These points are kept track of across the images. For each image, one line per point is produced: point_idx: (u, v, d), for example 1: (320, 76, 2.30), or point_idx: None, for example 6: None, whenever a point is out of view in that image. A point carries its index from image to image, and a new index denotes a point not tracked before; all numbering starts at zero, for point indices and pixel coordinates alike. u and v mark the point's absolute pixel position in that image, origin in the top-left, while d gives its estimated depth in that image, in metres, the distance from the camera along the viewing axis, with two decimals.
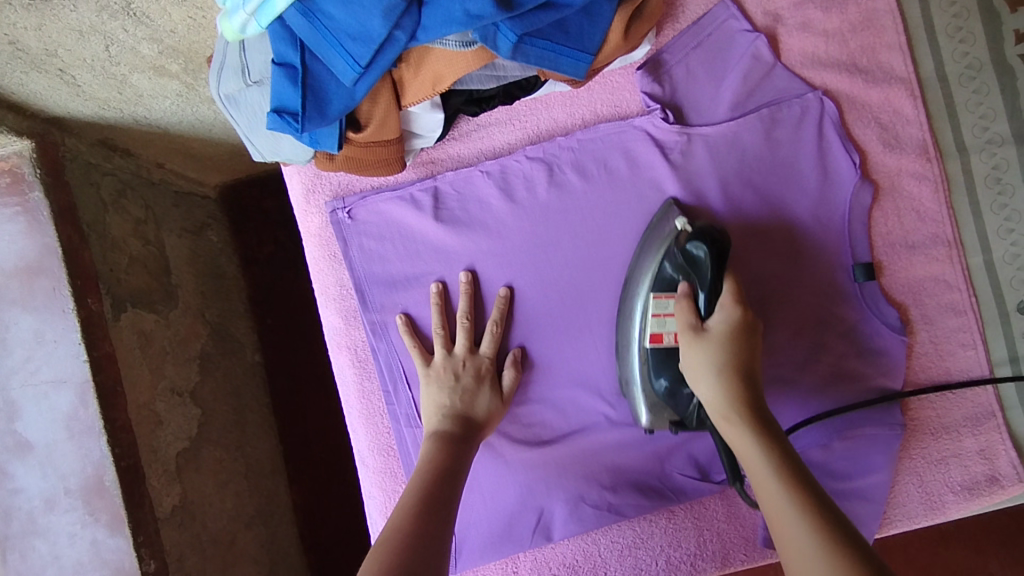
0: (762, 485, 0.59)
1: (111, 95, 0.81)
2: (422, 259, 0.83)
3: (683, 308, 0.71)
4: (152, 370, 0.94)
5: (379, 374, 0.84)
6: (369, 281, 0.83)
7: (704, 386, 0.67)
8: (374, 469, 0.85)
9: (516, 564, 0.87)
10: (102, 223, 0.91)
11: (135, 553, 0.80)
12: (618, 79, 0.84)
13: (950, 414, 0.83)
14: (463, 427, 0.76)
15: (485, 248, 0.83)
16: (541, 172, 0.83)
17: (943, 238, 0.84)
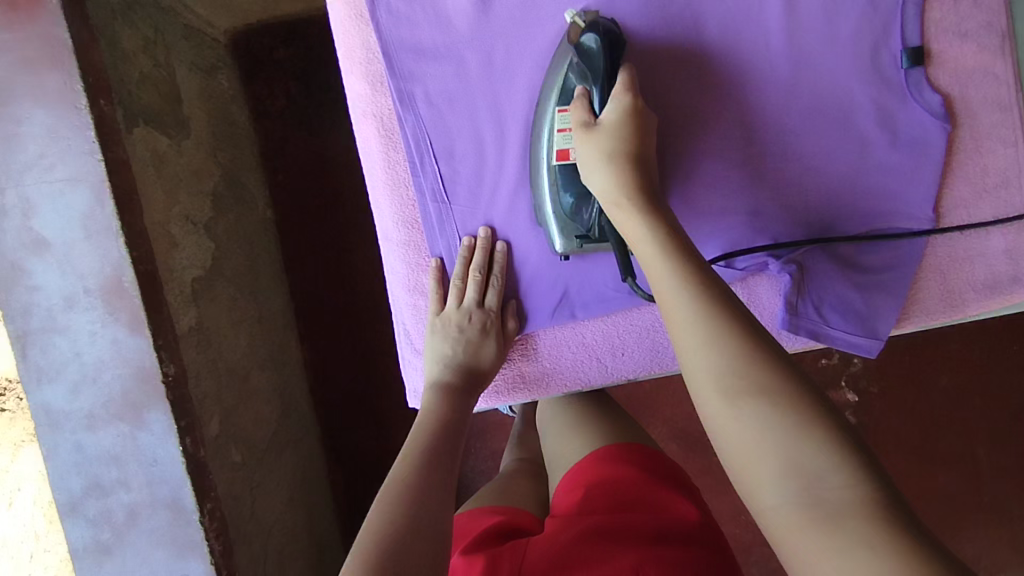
0: (656, 265, 0.61)
1: None
2: (456, 24, 0.77)
3: (577, 110, 0.69)
4: (166, 192, 0.94)
5: (406, 144, 0.79)
6: (396, 45, 0.77)
7: (598, 176, 0.67)
8: (399, 243, 0.81)
9: (535, 343, 0.82)
10: (113, 30, 0.87)
11: (156, 353, 0.82)
12: None
13: (980, 211, 0.74)
14: (466, 377, 0.78)
15: (518, 17, 0.76)
16: None
17: (997, 27, 0.73)
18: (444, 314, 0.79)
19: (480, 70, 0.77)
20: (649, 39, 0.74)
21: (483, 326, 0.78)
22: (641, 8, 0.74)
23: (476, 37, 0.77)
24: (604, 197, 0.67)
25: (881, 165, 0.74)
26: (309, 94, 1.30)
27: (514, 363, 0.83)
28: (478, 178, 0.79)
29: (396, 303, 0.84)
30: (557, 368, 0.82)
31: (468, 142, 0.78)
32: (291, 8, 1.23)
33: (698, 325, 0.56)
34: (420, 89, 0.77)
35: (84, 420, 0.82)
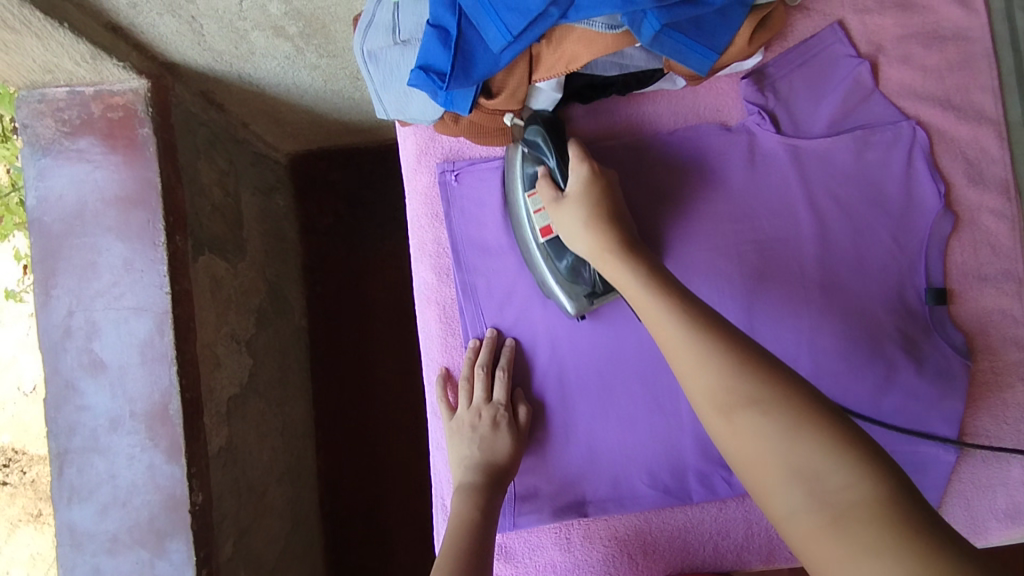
0: (639, 296, 0.64)
1: (227, 49, 0.86)
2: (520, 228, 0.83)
3: (546, 190, 0.73)
4: (218, 314, 0.98)
5: (465, 332, 0.83)
6: (465, 244, 0.83)
7: (582, 239, 0.70)
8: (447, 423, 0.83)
9: (570, 531, 0.83)
10: (195, 169, 0.96)
11: (187, 482, 0.83)
12: (723, 86, 0.80)
13: (1002, 442, 0.77)
14: (491, 479, 0.75)
15: None
16: (642, 163, 0.79)
17: (1015, 274, 0.78)
18: (457, 416, 0.79)
19: None
20: (701, 258, 0.77)
21: (495, 422, 0.78)
22: (694, 231, 0.77)
23: None
24: (591, 255, 0.69)
25: (906, 389, 0.75)
26: (357, 215, 1.39)
27: (548, 550, 0.83)
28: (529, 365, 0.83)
29: (434, 472, 0.83)
30: (592, 561, 0.82)
31: (523, 337, 0.83)
32: (351, 140, 1.34)
33: (687, 335, 0.58)
34: (483, 285, 0.83)
35: (106, 543, 0.82)
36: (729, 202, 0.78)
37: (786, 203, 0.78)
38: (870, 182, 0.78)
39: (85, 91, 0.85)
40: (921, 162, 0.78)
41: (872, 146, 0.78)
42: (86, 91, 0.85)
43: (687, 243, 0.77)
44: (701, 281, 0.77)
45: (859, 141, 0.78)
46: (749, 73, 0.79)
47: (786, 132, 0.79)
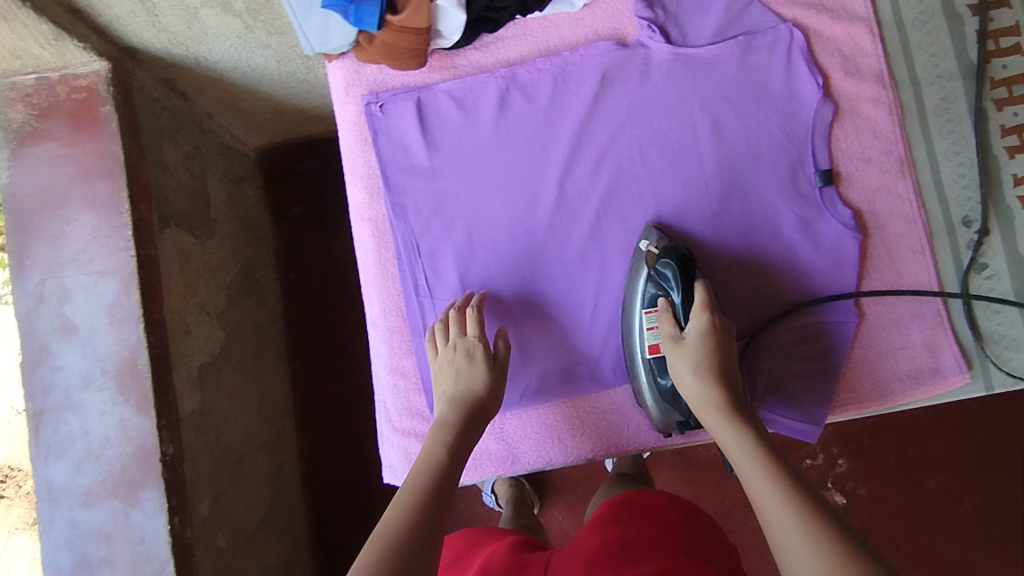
0: (736, 450, 0.64)
1: (182, 29, 0.93)
2: (441, 149, 0.85)
3: (666, 320, 0.76)
4: (187, 284, 1.04)
5: (397, 248, 0.85)
6: (393, 166, 0.85)
7: (690, 380, 0.71)
8: (383, 329, 0.86)
9: (503, 423, 0.85)
10: (159, 147, 1.02)
11: (157, 433, 0.87)
12: (617, 5, 0.85)
13: (898, 308, 0.81)
14: (467, 407, 0.75)
15: (497, 151, 0.84)
16: (548, 82, 0.85)
17: (896, 154, 0.82)
18: (439, 357, 0.79)
19: (462, 192, 0.84)
20: (604, 165, 0.83)
21: (471, 354, 0.77)
22: (596, 138, 0.84)
23: (457, 160, 0.85)
24: (696, 403, 0.71)
25: (804, 267, 0.81)
26: (326, 200, 1.44)
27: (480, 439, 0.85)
28: (463, 279, 0.84)
29: (377, 381, 0.87)
30: (522, 446, 0.85)
31: (453, 252, 0.84)
32: (312, 130, 1.40)
33: (771, 486, 0.58)
34: (411, 204, 0.84)
35: (82, 497, 0.86)
36: (632, 108, 0.83)
37: (679, 108, 0.83)
38: (754, 82, 0.82)
39: (51, 76, 0.91)
40: (800, 58, 0.82)
41: (756, 49, 0.83)
42: (52, 76, 0.91)
43: (590, 151, 0.84)
44: (603, 183, 0.83)
45: (746, 47, 0.83)
46: None
47: (675, 42, 0.84)
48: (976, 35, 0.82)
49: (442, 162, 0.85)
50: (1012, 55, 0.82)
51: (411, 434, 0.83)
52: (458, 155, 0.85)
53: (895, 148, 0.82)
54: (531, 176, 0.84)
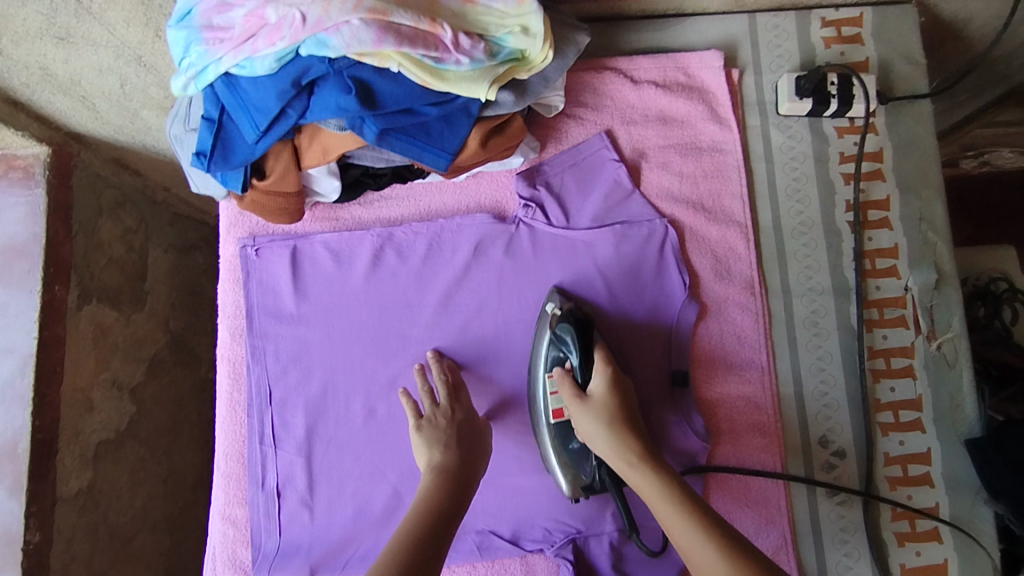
0: (654, 502, 0.51)
1: (125, 124, 0.96)
2: (307, 307, 0.68)
3: (564, 382, 0.60)
4: (99, 359, 1.04)
5: (250, 429, 0.67)
6: (256, 326, 0.68)
7: (603, 440, 0.56)
8: (220, 515, 0.67)
9: None
10: (93, 224, 1.03)
11: (24, 521, 0.90)
12: (501, 178, 0.70)
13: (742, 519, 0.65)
14: (465, 453, 0.59)
15: (373, 328, 0.68)
16: (426, 248, 0.69)
17: (768, 366, 0.66)
18: (435, 411, 0.61)
19: (323, 371, 0.67)
20: (452, 355, 0.67)
21: (473, 414, 0.62)
22: (463, 314, 0.68)
23: (323, 310, 0.68)
24: (618, 465, 0.55)
25: None
26: None
27: None
28: (310, 472, 0.66)
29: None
30: None
31: (299, 449, 0.66)
32: None
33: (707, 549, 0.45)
34: (272, 350, 0.68)
35: None
36: (524, 296, 0.68)
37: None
38: (637, 273, 0.68)
39: None
40: (699, 267, 0.68)
41: (629, 241, 0.68)
42: None
43: (457, 328, 0.68)
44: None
45: (645, 239, 0.68)
46: (522, 168, 0.70)
47: (553, 221, 0.69)
48: (853, 252, 0.68)
49: (307, 329, 0.68)
50: (887, 277, 0.68)
51: None
52: (328, 319, 0.68)
53: (777, 458, 0.65)
54: (373, 357, 0.67)
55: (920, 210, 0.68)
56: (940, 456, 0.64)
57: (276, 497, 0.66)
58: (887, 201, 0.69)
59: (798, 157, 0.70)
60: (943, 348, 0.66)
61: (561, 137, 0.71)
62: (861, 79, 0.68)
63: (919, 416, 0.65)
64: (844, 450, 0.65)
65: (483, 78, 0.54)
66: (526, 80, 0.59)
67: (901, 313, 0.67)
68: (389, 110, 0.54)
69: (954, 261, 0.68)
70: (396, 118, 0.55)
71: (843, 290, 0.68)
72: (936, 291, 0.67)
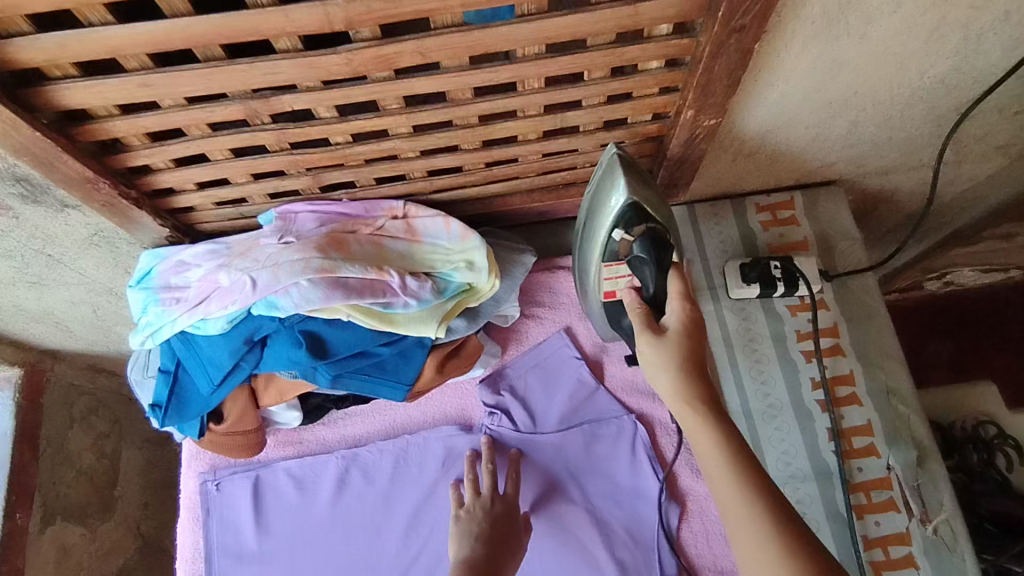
0: (716, 476, 0.45)
1: (99, 337, 0.98)
2: (271, 544, 0.65)
3: (640, 324, 0.52)
4: None
5: None
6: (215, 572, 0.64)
7: (666, 379, 0.49)
8: None
9: None
10: (62, 438, 1.02)
11: None
12: (465, 384, 0.70)
13: None
14: (494, 555, 0.57)
15: (342, 562, 0.64)
16: (393, 467, 0.67)
17: None
18: (475, 501, 0.61)
19: None
20: None
21: (513, 510, 0.61)
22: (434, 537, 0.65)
23: (289, 544, 0.65)
24: (673, 404, 0.48)
25: None
26: None
27: None
28: None
29: None
30: None
31: None
32: None
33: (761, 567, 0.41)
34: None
35: None
36: None
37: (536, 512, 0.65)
38: (612, 474, 0.66)
39: None
40: (674, 464, 0.66)
41: (599, 441, 0.67)
42: None
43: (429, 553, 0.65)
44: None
45: (616, 437, 0.67)
46: (484, 374, 0.70)
47: (520, 426, 0.68)
48: (827, 432, 0.67)
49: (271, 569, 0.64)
50: (867, 456, 0.66)
51: None
52: (293, 556, 0.65)
53: None
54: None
55: (886, 382, 0.68)
56: None
57: None
58: (852, 376, 0.69)
59: (757, 339, 0.71)
60: (939, 530, 0.63)
61: (521, 337, 0.72)
62: (801, 261, 0.71)
63: None
64: None
65: (432, 318, 0.56)
66: (479, 306, 0.61)
67: (889, 495, 0.64)
68: (342, 355, 0.55)
69: (931, 433, 0.66)
70: (349, 362, 0.56)
71: (824, 475, 0.65)
72: (920, 469, 0.65)
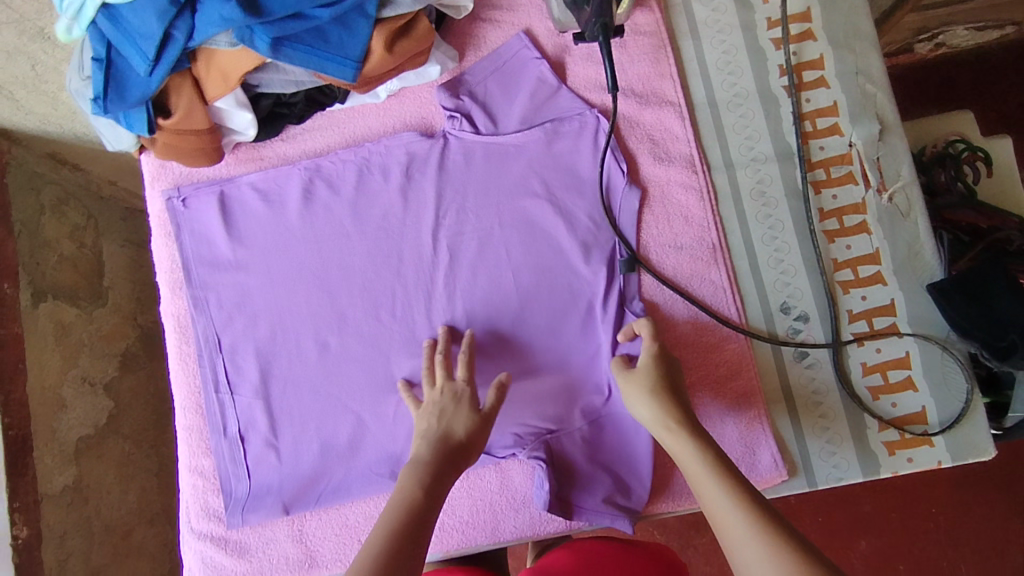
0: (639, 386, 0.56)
1: (49, 111, 0.94)
2: (247, 252, 0.67)
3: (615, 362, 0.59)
4: (65, 357, 1.04)
5: (201, 377, 0.65)
6: (197, 277, 0.67)
7: (645, 407, 0.55)
8: (186, 468, 0.65)
9: (276, 529, 0.63)
10: (36, 222, 1.03)
11: (8, 517, 0.87)
12: (425, 93, 0.68)
13: (711, 400, 0.62)
14: (444, 456, 0.54)
15: (315, 262, 0.66)
16: (355, 175, 0.67)
17: (709, 241, 0.64)
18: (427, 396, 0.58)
19: (270, 311, 0.66)
20: (399, 279, 0.66)
21: (462, 396, 0.57)
22: (404, 236, 0.66)
23: (262, 251, 0.66)
24: (655, 424, 0.55)
25: None
26: None
27: (279, 542, 0.63)
28: (273, 410, 0.64)
29: (185, 534, 0.64)
30: (278, 561, 0.62)
31: (253, 388, 0.65)
32: None
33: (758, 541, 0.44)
34: (214, 299, 0.66)
35: None
36: (466, 208, 0.66)
37: (481, 221, 0.66)
38: (574, 167, 0.66)
39: None
40: (636, 153, 0.66)
41: (562, 136, 0.66)
42: None
43: (400, 249, 0.66)
44: (403, 304, 0.65)
45: (579, 132, 0.66)
46: (441, 81, 0.68)
47: (481, 129, 0.67)
48: (792, 115, 0.66)
49: (248, 273, 0.66)
50: (829, 136, 0.66)
51: (208, 537, 0.63)
52: (268, 259, 0.67)
53: (739, 331, 0.63)
54: (317, 291, 0.66)
55: (855, 64, 0.66)
56: (904, 304, 0.63)
57: (239, 439, 0.64)
58: (821, 61, 0.67)
59: (724, 31, 0.68)
60: (895, 198, 0.64)
61: (478, 45, 0.69)
62: None
63: (879, 269, 0.64)
64: (807, 313, 0.63)
65: None
66: None
67: (849, 169, 0.65)
68: (277, 15, 0.52)
69: (896, 110, 0.66)
70: (288, 24, 0.53)
71: (786, 156, 0.66)
72: (880, 143, 0.65)
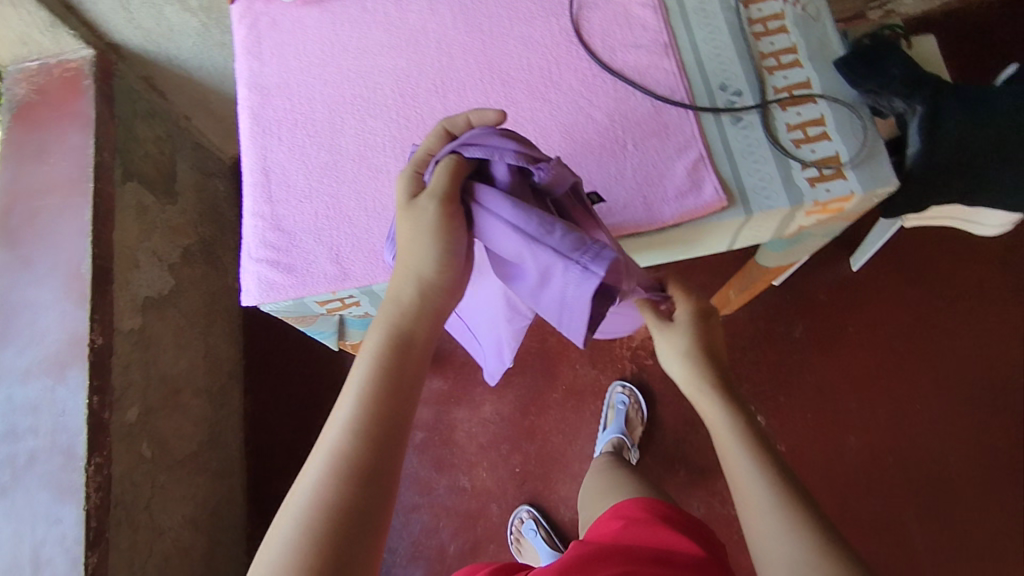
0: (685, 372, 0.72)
1: (152, 26, 1.18)
2: (306, 62, 0.87)
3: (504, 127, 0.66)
4: (142, 229, 1.24)
5: (266, 150, 0.84)
6: (267, 82, 0.87)
7: (676, 363, 0.73)
8: (249, 217, 0.82)
9: (317, 254, 0.79)
10: (131, 122, 1.25)
11: (89, 321, 1.02)
12: None
13: (663, 148, 0.79)
14: (399, 341, 0.64)
15: (358, 66, 0.86)
16: (392, 7, 0.88)
17: (662, 42, 0.83)
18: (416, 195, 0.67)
19: (322, 102, 0.85)
20: (421, 77, 0.85)
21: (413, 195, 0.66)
22: (425, 47, 0.86)
23: (318, 61, 0.87)
24: (683, 381, 0.73)
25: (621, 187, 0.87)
26: None
27: (320, 263, 0.79)
28: (320, 170, 0.82)
29: (246, 263, 0.81)
30: (319, 274, 0.79)
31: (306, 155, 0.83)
32: None
33: (772, 515, 0.58)
34: (280, 96, 0.86)
35: (20, 375, 1.00)
36: (473, 26, 0.86)
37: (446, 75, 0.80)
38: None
39: (50, 61, 1.17)
40: None
41: None
42: (50, 61, 1.17)
43: (422, 57, 0.86)
44: (424, 93, 0.84)
45: None
46: None
47: None
48: None
49: (306, 77, 0.87)
50: None
51: (264, 261, 0.80)
52: (323, 66, 0.87)
53: (686, 101, 0.80)
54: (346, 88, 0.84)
55: None
56: (818, 79, 0.80)
57: (293, 190, 0.82)
58: None
59: None
60: (806, 9, 0.83)
61: None
62: None
63: (797, 56, 0.81)
64: (740, 89, 0.80)
65: None
66: None
67: None
68: None
69: None
70: None
71: None
72: None
